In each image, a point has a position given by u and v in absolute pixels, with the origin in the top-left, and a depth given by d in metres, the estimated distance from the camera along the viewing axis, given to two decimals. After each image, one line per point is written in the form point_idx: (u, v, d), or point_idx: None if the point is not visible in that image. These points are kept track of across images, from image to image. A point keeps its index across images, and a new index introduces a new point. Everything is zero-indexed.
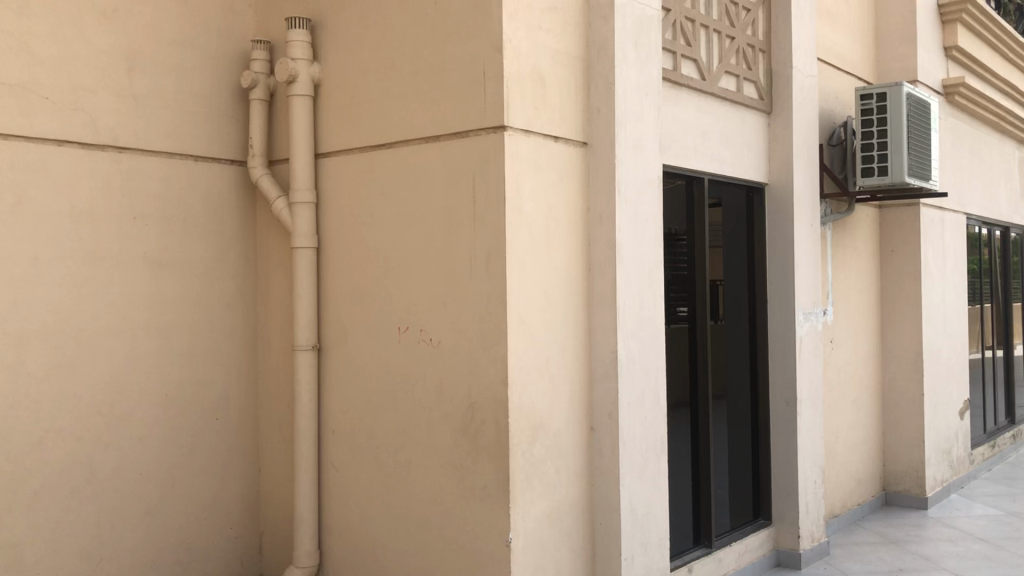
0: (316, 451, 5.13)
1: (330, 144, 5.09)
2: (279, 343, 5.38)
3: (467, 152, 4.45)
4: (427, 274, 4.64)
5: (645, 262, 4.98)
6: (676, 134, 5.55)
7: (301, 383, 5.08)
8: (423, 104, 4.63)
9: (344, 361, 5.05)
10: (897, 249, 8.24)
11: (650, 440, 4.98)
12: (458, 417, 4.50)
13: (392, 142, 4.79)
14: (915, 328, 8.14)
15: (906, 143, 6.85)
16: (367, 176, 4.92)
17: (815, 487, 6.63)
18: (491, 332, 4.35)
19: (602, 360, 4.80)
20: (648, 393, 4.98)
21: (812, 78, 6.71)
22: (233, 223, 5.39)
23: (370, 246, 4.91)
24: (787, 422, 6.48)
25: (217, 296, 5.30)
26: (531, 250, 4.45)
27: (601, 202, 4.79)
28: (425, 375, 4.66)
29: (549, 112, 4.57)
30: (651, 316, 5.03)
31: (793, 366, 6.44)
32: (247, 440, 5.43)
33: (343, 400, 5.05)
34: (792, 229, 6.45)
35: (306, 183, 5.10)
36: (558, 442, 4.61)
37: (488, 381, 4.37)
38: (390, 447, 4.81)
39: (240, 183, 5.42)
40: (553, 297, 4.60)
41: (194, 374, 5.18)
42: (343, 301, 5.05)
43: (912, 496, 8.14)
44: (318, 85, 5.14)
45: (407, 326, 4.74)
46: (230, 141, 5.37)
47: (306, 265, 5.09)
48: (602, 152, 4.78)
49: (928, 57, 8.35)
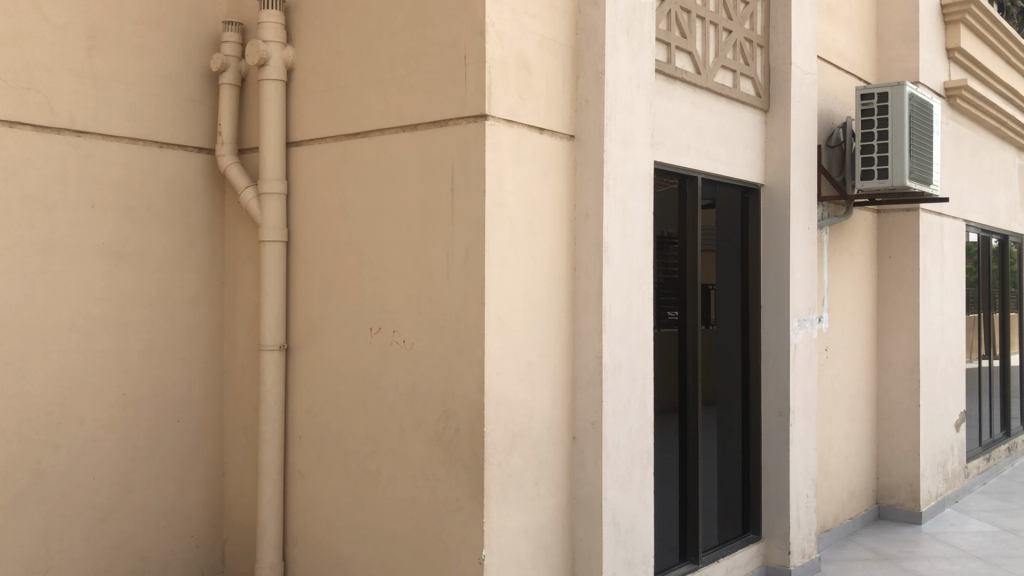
0: (281, 458, 4.84)
1: (303, 132, 4.81)
2: (246, 341, 5.10)
3: (445, 142, 4.18)
4: (401, 272, 4.37)
5: (634, 262, 4.72)
6: (669, 129, 5.28)
7: (267, 384, 4.79)
8: (400, 92, 4.35)
9: (313, 362, 4.77)
10: (895, 255, 8.00)
11: (635, 450, 4.70)
12: (432, 423, 4.23)
13: (367, 131, 4.51)
14: (913, 337, 7.89)
15: (908, 144, 6.60)
16: (340, 166, 4.64)
17: (807, 501, 6.38)
18: (468, 335, 4.07)
19: (586, 365, 4.52)
20: (634, 400, 4.71)
21: (811, 76, 6.46)
22: (200, 213, 5.10)
23: (343, 240, 4.63)
24: (779, 434, 6.22)
25: (180, 291, 5.01)
26: (512, 248, 4.17)
27: (588, 198, 4.52)
28: (396, 379, 4.38)
29: (534, 102, 4.30)
30: (639, 320, 4.76)
31: (787, 375, 6.19)
32: (209, 443, 5.14)
33: (311, 403, 4.77)
34: (788, 233, 6.19)
35: (277, 172, 4.81)
36: (538, 452, 4.34)
37: (463, 386, 4.09)
38: (360, 454, 4.53)
39: (208, 172, 5.14)
40: (535, 298, 4.32)
41: (154, 373, 4.89)
42: (313, 299, 4.77)
43: (907, 510, 7.89)
44: (292, 69, 4.86)
45: (379, 326, 4.46)
46: (198, 128, 5.08)
47: (275, 260, 4.81)
48: (590, 146, 4.51)
49: (930, 58, 8.11)
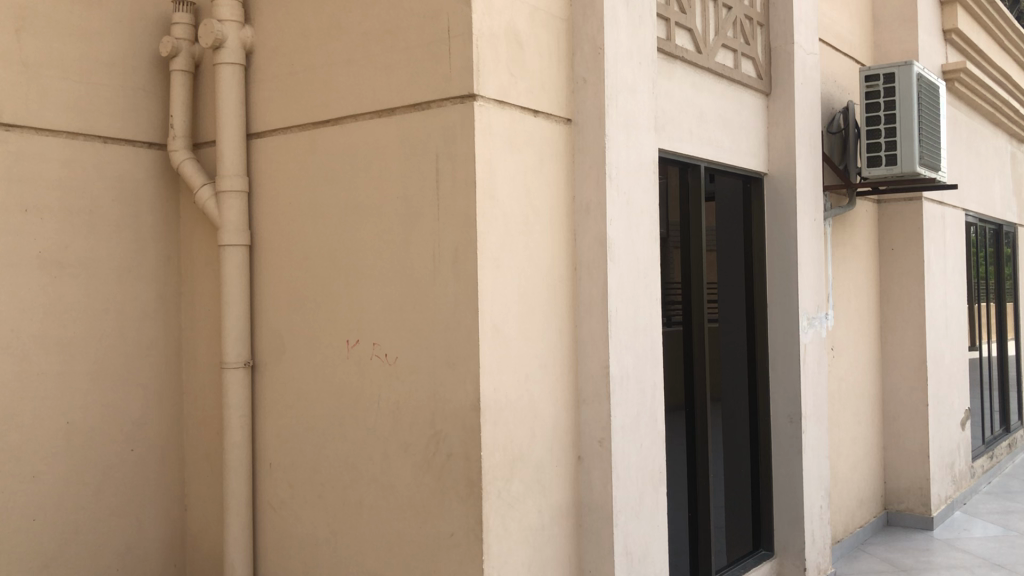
0: (249, 489, 4.30)
1: (264, 121, 4.28)
2: (208, 359, 4.55)
3: (429, 126, 3.68)
4: (381, 276, 3.85)
5: (639, 260, 4.24)
6: (670, 113, 4.80)
7: (231, 406, 4.25)
8: (375, 74, 3.84)
9: (281, 380, 4.23)
10: (897, 247, 7.60)
11: (646, 468, 4.23)
12: (420, 447, 3.72)
13: (338, 118, 4.00)
14: (918, 333, 7.49)
15: (917, 128, 6.19)
16: (308, 159, 4.12)
17: (821, 512, 5.96)
18: (460, 346, 3.57)
19: (591, 377, 4.03)
20: (644, 413, 4.23)
21: (813, 57, 6.03)
22: (151, 215, 4.55)
23: (312, 242, 4.10)
24: (790, 442, 5.78)
25: (130, 303, 4.45)
26: (507, 246, 3.68)
27: (588, 189, 4.04)
28: (378, 398, 3.86)
29: (527, 80, 3.80)
30: (647, 324, 4.28)
31: (797, 378, 5.75)
32: (168, 474, 4.58)
33: (281, 426, 4.23)
34: (795, 224, 5.75)
35: (237, 167, 4.28)
36: (540, 476, 3.84)
37: (456, 405, 3.59)
38: (338, 484, 4.01)
39: (160, 170, 4.58)
40: (534, 303, 3.84)
41: (102, 398, 4.32)
42: (280, 309, 4.24)
43: (917, 516, 7.49)
44: (251, 52, 4.33)
45: (357, 338, 3.94)
46: (148, 121, 4.53)
47: (237, 266, 4.27)
48: (590, 130, 4.03)
49: (929, 40, 7.72)
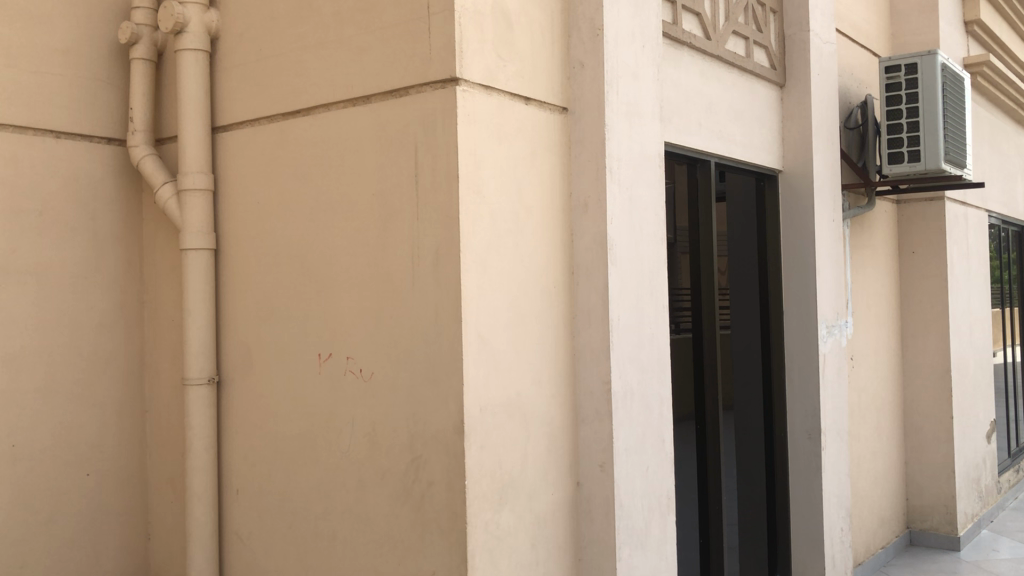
0: (215, 518, 3.91)
1: (230, 113, 3.89)
2: (173, 375, 4.17)
3: (407, 115, 3.28)
4: (355, 281, 3.46)
5: (644, 262, 3.84)
6: (677, 104, 4.41)
7: (194, 426, 3.86)
8: (347, 58, 3.45)
9: (249, 398, 3.83)
10: (919, 250, 7.17)
11: (653, 493, 3.82)
12: (398, 474, 3.33)
13: (308, 108, 3.61)
14: (943, 340, 7.05)
15: (942, 122, 5.78)
16: (276, 153, 3.73)
17: (842, 535, 5.55)
18: (442, 360, 3.17)
19: (590, 393, 3.63)
20: (650, 432, 3.82)
21: (829, 46, 5.62)
22: (109, 217, 4.16)
23: (282, 245, 3.71)
24: (809, 459, 5.38)
25: (87, 315, 4.06)
26: (494, 248, 3.28)
27: (586, 185, 3.64)
28: (352, 420, 3.46)
29: (517, 63, 3.41)
30: (653, 333, 3.88)
31: (816, 392, 5.35)
32: (129, 500, 4.19)
33: (249, 449, 3.84)
34: (812, 225, 5.35)
35: (200, 164, 3.89)
36: (534, 505, 3.44)
37: (437, 427, 3.19)
38: (310, 514, 3.61)
39: (119, 169, 4.20)
40: (526, 311, 3.44)
41: (55, 418, 3.94)
42: (247, 320, 3.84)
43: (942, 535, 7.05)
44: (216, 38, 3.95)
45: (329, 351, 3.54)
46: (106, 114, 4.15)
47: (201, 273, 3.88)
48: (588, 120, 3.63)
49: (950, 31, 7.30)
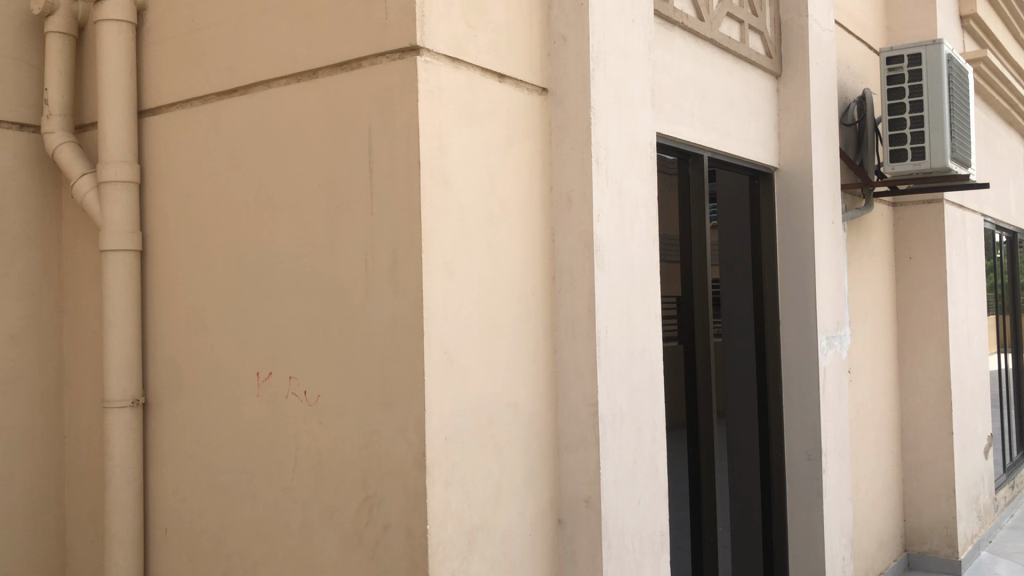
0: (140, 560, 3.37)
1: (159, 93, 3.37)
2: (94, 396, 3.63)
3: (361, 91, 2.79)
4: (300, 287, 2.95)
5: (635, 265, 3.36)
6: (668, 89, 3.95)
7: (115, 455, 3.32)
8: (291, 26, 2.95)
9: (180, 423, 3.30)
10: (916, 255, 6.76)
11: (644, 530, 3.33)
12: (349, 515, 2.82)
13: (246, 87, 3.10)
14: (941, 350, 6.65)
15: (948, 117, 5.36)
16: (210, 139, 3.22)
17: (843, 564, 5.10)
18: (400, 381, 2.67)
19: (574, 416, 3.14)
20: (642, 460, 3.34)
21: (828, 35, 5.19)
22: (20, 215, 3.62)
23: (216, 245, 3.19)
24: (808, 482, 4.93)
25: None
26: (463, 248, 2.79)
27: (569, 177, 3.16)
28: (296, 451, 2.95)
29: (489, 34, 2.93)
30: (645, 347, 3.41)
31: (816, 409, 4.90)
32: (43, 538, 3.64)
33: (180, 482, 3.31)
34: (811, 227, 4.91)
35: (123, 151, 3.36)
36: (509, 549, 2.94)
37: (395, 460, 2.69)
38: (248, 559, 3.09)
39: (34, 159, 3.66)
40: (499, 322, 2.95)
41: None
42: (177, 332, 3.33)
43: (942, 559, 6.64)
44: (144, 8, 3.43)
45: (269, 370, 3.03)
46: (19, 96, 3.61)
47: (123, 278, 3.35)
48: (572, 101, 3.15)
49: (946, 24, 6.92)
